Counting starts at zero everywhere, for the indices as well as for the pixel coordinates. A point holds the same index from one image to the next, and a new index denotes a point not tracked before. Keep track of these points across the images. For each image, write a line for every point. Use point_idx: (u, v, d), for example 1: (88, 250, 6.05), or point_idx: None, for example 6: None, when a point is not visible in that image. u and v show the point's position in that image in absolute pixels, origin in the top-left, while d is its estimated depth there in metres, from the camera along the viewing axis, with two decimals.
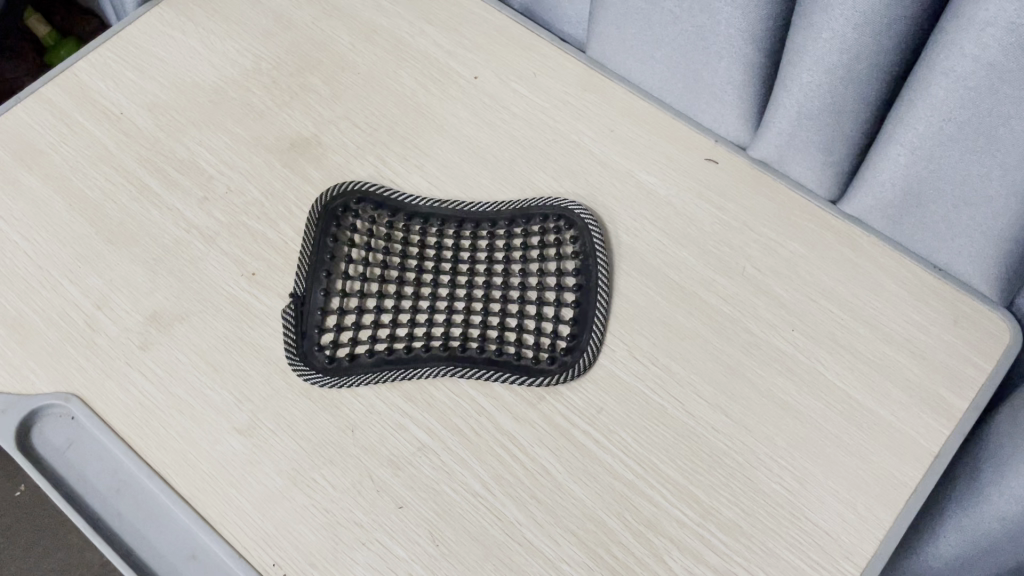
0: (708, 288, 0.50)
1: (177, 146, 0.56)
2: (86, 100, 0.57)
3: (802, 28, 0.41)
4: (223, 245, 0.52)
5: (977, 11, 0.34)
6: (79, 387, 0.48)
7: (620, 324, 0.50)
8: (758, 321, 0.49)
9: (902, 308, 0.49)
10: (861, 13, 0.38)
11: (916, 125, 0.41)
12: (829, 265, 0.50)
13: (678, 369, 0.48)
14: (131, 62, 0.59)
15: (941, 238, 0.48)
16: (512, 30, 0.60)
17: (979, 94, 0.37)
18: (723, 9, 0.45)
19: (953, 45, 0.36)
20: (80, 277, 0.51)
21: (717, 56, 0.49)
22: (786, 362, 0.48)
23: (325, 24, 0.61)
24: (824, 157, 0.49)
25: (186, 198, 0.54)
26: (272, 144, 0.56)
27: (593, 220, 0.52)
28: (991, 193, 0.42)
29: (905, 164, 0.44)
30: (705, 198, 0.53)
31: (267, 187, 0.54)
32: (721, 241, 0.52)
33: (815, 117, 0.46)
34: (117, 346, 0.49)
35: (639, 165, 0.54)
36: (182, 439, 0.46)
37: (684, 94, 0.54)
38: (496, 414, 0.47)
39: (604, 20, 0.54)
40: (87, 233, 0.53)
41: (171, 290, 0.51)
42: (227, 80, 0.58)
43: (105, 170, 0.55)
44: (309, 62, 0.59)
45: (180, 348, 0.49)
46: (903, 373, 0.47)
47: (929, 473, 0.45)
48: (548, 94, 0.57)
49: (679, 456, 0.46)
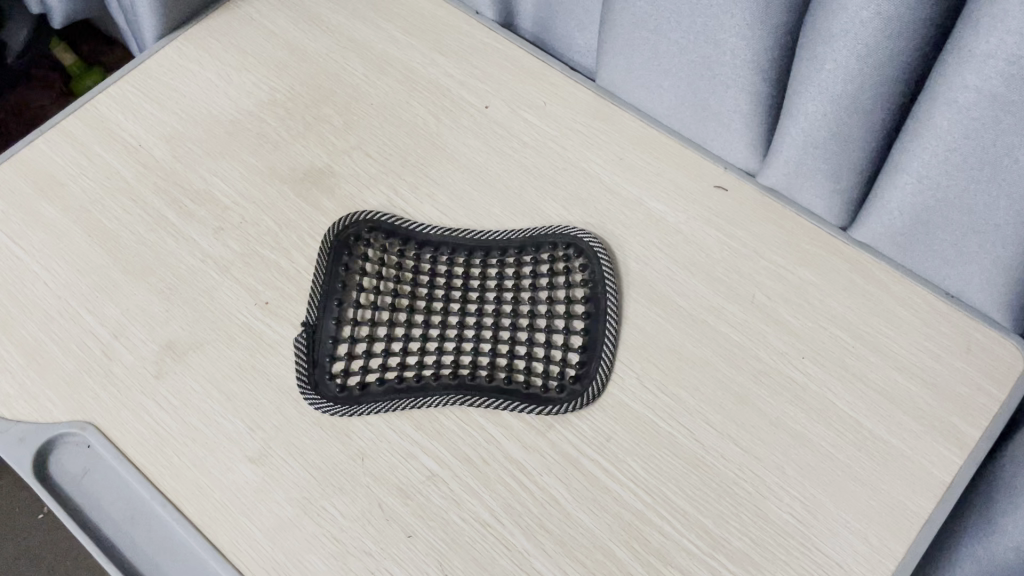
0: (718, 315, 0.50)
1: (193, 177, 0.57)
2: (106, 132, 0.59)
3: (806, 59, 0.42)
4: (238, 274, 0.53)
5: (978, 44, 0.34)
6: (95, 415, 0.49)
7: (631, 353, 0.50)
8: (768, 349, 0.49)
9: (913, 335, 0.49)
10: (863, 45, 0.38)
11: (922, 154, 0.41)
12: (840, 292, 0.50)
13: (688, 398, 0.48)
14: (150, 95, 0.60)
15: (952, 266, 0.48)
16: (522, 60, 0.60)
17: (983, 125, 0.37)
18: (727, 41, 0.45)
19: (954, 77, 0.36)
20: (98, 306, 0.52)
21: (724, 86, 0.49)
22: (796, 391, 0.48)
23: (339, 55, 0.62)
24: (832, 185, 0.49)
25: (202, 228, 0.55)
26: (287, 174, 0.57)
27: (601, 247, 0.52)
28: (999, 221, 0.42)
29: (912, 192, 0.44)
30: (714, 225, 0.53)
31: (280, 216, 0.55)
32: (730, 269, 0.52)
33: (822, 145, 0.46)
34: (134, 375, 0.50)
35: (649, 193, 0.55)
36: (196, 467, 0.47)
37: (693, 122, 0.55)
38: (505, 443, 0.47)
39: (610, 49, 0.55)
40: (105, 263, 0.54)
41: (185, 320, 0.52)
42: (243, 111, 0.59)
43: (123, 201, 0.56)
44: (324, 93, 0.60)
45: (194, 377, 0.50)
46: (914, 401, 0.47)
47: (942, 502, 0.44)
48: (558, 122, 0.58)
49: (689, 484, 0.46)
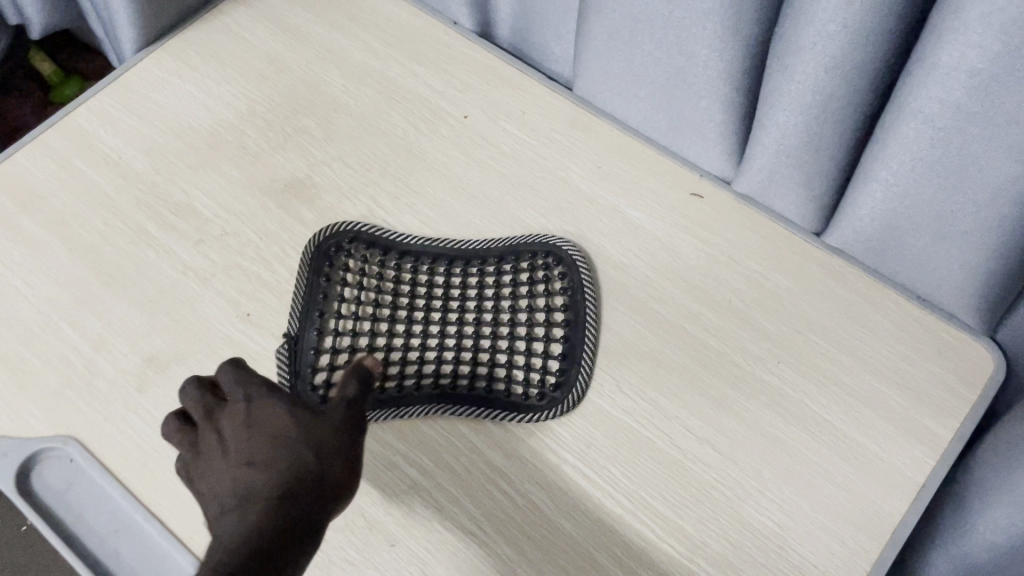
0: (695, 322, 0.51)
1: (173, 190, 0.57)
2: (85, 145, 0.59)
3: (777, 72, 0.42)
4: (219, 286, 0.53)
5: (940, 57, 0.34)
6: (77, 429, 0.49)
7: (609, 361, 0.50)
8: (744, 354, 0.50)
9: (886, 338, 0.50)
10: (831, 57, 0.39)
11: (890, 163, 0.42)
12: (814, 297, 0.51)
13: (666, 404, 0.49)
14: (130, 107, 0.60)
15: (923, 271, 0.49)
16: (500, 70, 0.61)
17: (949, 135, 0.38)
18: (700, 52, 0.46)
19: (920, 89, 0.37)
20: (79, 320, 0.52)
21: (697, 96, 0.50)
22: (772, 395, 0.49)
23: (318, 66, 0.62)
24: (805, 193, 0.50)
25: (183, 240, 0.55)
26: (267, 186, 0.57)
27: (580, 256, 0.53)
28: (966, 228, 0.43)
29: (882, 199, 0.44)
30: (691, 232, 0.54)
31: (261, 228, 0.56)
32: (707, 275, 0.53)
33: (793, 153, 0.46)
34: (116, 388, 0.50)
35: (626, 201, 0.56)
36: (179, 479, 0.47)
37: (669, 131, 0.55)
38: (486, 451, 0.48)
39: (586, 60, 0.55)
40: (86, 276, 0.54)
41: (167, 333, 0.52)
42: (223, 123, 0.60)
43: (103, 214, 0.56)
44: (303, 104, 0.61)
45: (176, 390, 0.50)
46: (887, 403, 0.48)
47: (915, 503, 0.45)
48: (536, 132, 0.58)
49: (668, 489, 0.46)
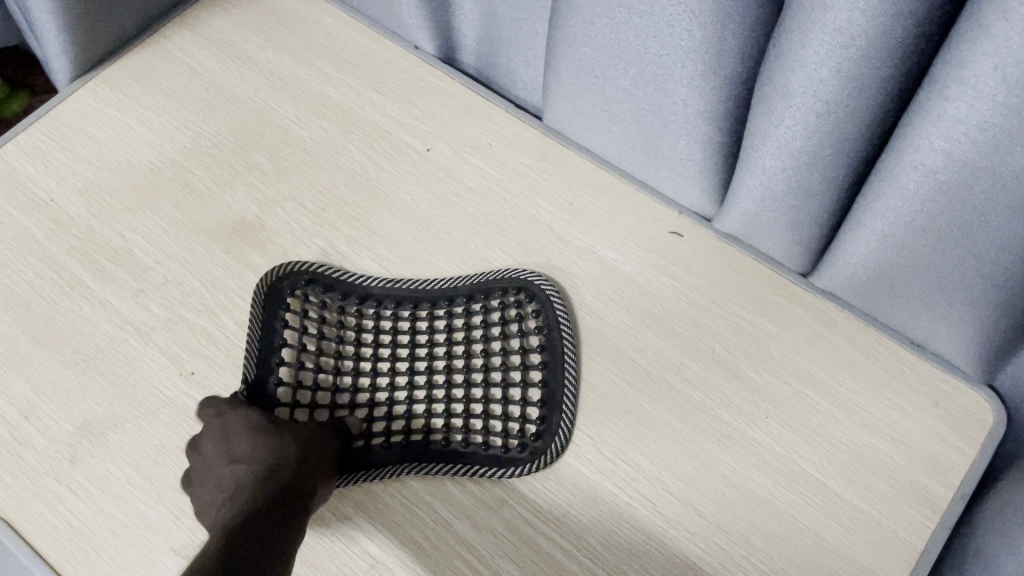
0: (677, 373, 0.48)
1: (110, 234, 0.52)
2: (14, 186, 0.54)
3: (762, 114, 0.39)
4: (160, 342, 0.49)
5: (946, 108, 0.31)
6: (2, 507, 0.44)
7: (586, 419, 0.47)
8: (729, 408, 0.47)
9: (879, 388, 0.47)
10: (823, 103, 0.35)
11: (886, 213, 0.38)
12: (803, 344, 0.48)
13: (648, 465, 0.45)
14: (63, 143, 0.56)
15: (918, 318, 0.46)
16: (465, 99, 0.57)
17: (952, 188, 0.35)
18: (678, 90, 0.43)
19: (921, 140, 0.33)
20: (6, 383, 0.48)
21: (675, 134, 0.46)
22: (760, 454, 0.45)
23: (268, 95, 0.58)
24: (792, 236, 0.46)
25: (121, 290, 0.51)
26: (213, 228, 0.53)
27: (554, 291, 0.49)
28: (967, 280, 0.40)
29: (875, 247, 0.41)
30: (671, 274, 0.51)
31: (208, 275, 0.51)
32: (688, 321, 0.49)
33: (780, 197, 0.43)
34: (46, 460, 0.46)
35: (601, 241, 0.52)
36: (116, 562, 0.43)
37: (646, 166, 0.52)
38: (454, 523, 0.44)
39: (556, 92, 0.51)
40: (14, 333, 0.49)
41: (103, 395, 0.47)
42: (165, 159, 0.55)
43: (33, 262, 0.51)
44: (253, 137, 0.56)
45: (113, 460, 0.46)
46: (883, 461, 0.45)
47: (914, 571, 0.42)
48: (504, 166, 0.55)
49: (651, 561, 0.43)
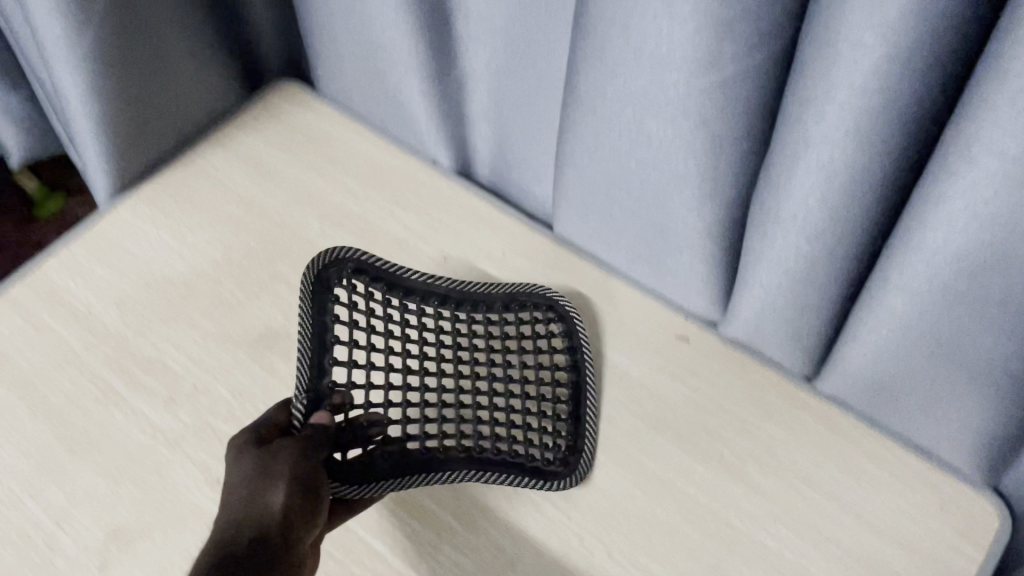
0: (686, 477, 0.49)
1: (144, 345, 0.55)
2: (55, 299, 0.57)
3: (757, 236, 0.42)
4: (188, 450, 0.51)
5: (925, 239, 0.34)
6: None
7: (599, 523, 0.48)
8: (738, 512, 0.48)
9: (885, 492, 0.48)
10: (811, 229, 0.38)
11: (879, 328, 0.40)
12: (808, 448, 0.49)
13: (659, 570, 0.46)
14: (102, 257, 0.59)
15: (920, 422, 0.47)
16: (479, 211, 0.61)
17: (938, 306, 0.37)
18: (678, 211, 0.45)
19: (905, 266, 0.36)
20: (42, 491, 0.50)
21: (677, 249, 0.49)
22: (769, 559, 0.46)
23: (294, 209, 0.61)
24: (793, 343, 0.48)
25: (153, 399, 0.53)
26: (240, 338, 0.56)
27: (575, 310, 0.54)
28: (961, 387, 0.41)
29: (872, 357, 0.43)
30: (678, 378, 0.52)
31: (234, 384, 0.54)
32: (696, 425, 0.51)
33: (778, 310, 0.45)
34: (77, 567, 0.47)
35: (610, 345, 0.54)
36: None
37: (652, 274, 0.54)
38: None
39: (564, 207, 0.54)
40: (51, 442, 0.51)
41: (133, 503, 0.49)
42: (197, 271, 0.59)
43: (71, 372, 0.54)
44: (279, 249, 0.60)
45: (141, 568, 0.47)
46: (892, 566, 0.45)
47: None
48: (516, 274, 0.57)
49: None
